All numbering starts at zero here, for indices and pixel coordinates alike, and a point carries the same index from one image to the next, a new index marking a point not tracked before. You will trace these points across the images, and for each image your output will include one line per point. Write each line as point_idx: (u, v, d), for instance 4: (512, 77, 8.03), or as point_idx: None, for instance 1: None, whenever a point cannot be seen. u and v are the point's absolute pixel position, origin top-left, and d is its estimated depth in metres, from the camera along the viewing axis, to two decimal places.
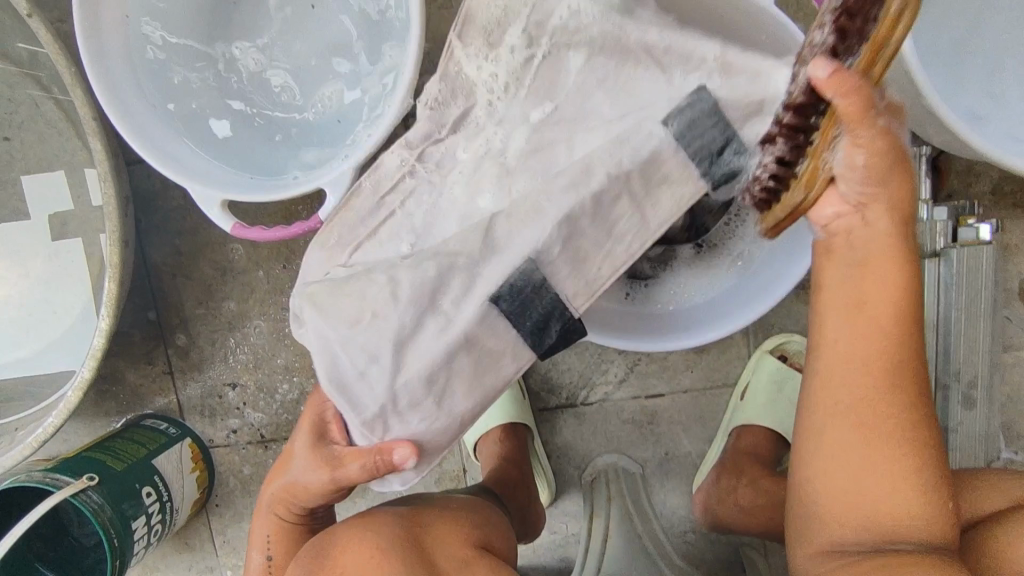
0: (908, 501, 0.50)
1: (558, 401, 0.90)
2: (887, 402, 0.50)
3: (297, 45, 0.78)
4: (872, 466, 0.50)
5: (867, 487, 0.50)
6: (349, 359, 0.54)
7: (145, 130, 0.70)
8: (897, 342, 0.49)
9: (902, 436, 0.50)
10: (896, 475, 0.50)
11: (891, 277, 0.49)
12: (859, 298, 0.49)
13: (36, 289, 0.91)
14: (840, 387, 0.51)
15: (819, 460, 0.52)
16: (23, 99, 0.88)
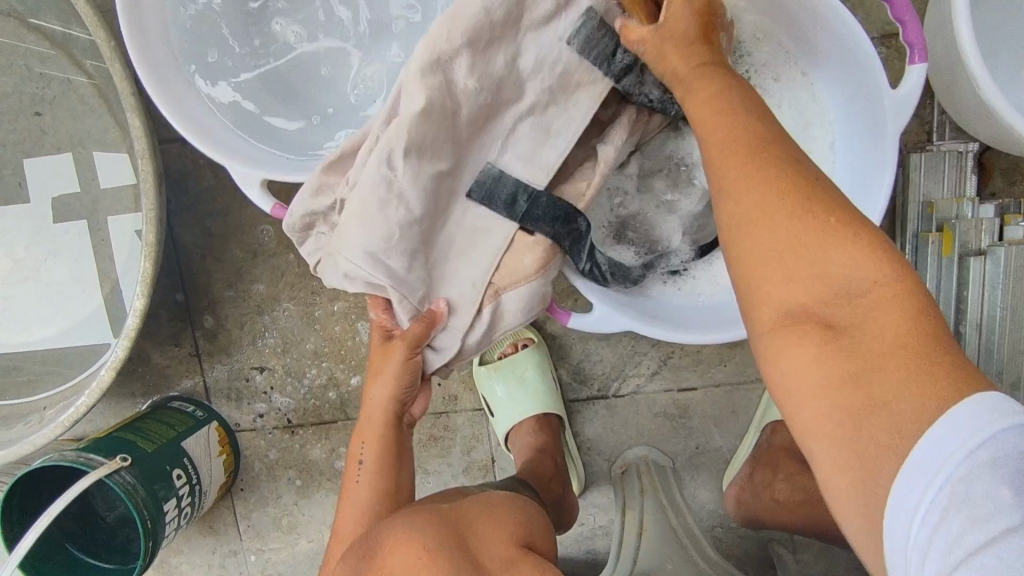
0: (869, 303, 0.41)
1: (590, 393, 0.90)
2: (771, 200, 0.44)
3: (336, 20, 0.76)
4: (819, 236, 0.42)
5: (832, 313, 0.42)
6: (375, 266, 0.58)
7: (183, 106, 0.69)
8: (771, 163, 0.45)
9: (811, 218, 0.43)
10: (856, 262, 0.41)
11: (790, 195, 0.44)
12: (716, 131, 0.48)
13: (64, 268, 0.90)
14: (764, 227, 0.44)
15: (765, 291, 0.44)
16: (54, 74, 0.86)
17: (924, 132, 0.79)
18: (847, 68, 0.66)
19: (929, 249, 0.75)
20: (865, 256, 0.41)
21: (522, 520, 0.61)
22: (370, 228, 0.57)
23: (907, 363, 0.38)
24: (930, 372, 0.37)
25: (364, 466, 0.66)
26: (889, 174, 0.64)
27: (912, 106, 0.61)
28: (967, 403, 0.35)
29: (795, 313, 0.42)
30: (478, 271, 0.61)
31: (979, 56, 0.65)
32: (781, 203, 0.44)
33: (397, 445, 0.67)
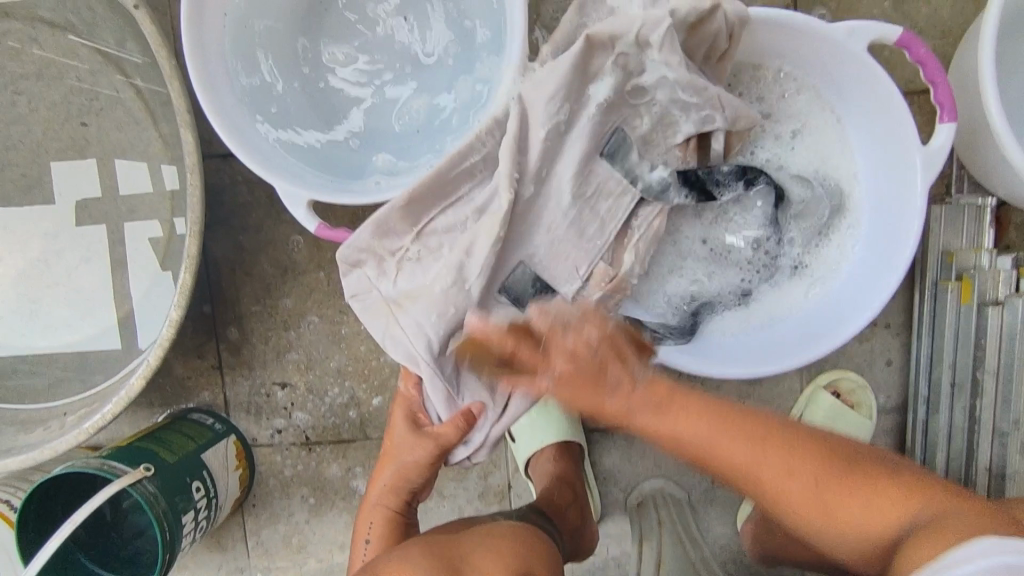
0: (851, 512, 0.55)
1: (610, 423, 0.90)
2: (712, 425, 0.58)
3: (387, 51, 0.79)
4: (750, 452, 0.58)
5: (839, 506, 0.56)
6: (434, 328, 0.67)
7: (236, 125, 0.72)
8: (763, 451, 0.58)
9: (817, 459, 0.57)
10: (796, 460, 0.57)
11: (629, 401, 0.57)
12: (758, 441, 0.58)
13: (95, 274, 0.91)
14: (702, 430, 0.58)
15: (795, 498, 0.57)
16: (104, 87, 0.89)
17: (944, 185, 0.83)
18: (879, 123, 0.72)
19: (949, 298, 0.79)
20: (797, 443, 0.58)
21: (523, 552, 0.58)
22: (426, 304, 0.66)
23: (954, 524, 0.50)
24: (968, 527, 0.48)
25: (373, 530, 0.71)
26: (920, 220, 0.69)
27: (942, 160, 0.68)
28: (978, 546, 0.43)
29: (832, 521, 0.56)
30: None
31: (1005, 118, 0.68)
32: (803, 467, 0.57)
33: (406, 523, 0.73)
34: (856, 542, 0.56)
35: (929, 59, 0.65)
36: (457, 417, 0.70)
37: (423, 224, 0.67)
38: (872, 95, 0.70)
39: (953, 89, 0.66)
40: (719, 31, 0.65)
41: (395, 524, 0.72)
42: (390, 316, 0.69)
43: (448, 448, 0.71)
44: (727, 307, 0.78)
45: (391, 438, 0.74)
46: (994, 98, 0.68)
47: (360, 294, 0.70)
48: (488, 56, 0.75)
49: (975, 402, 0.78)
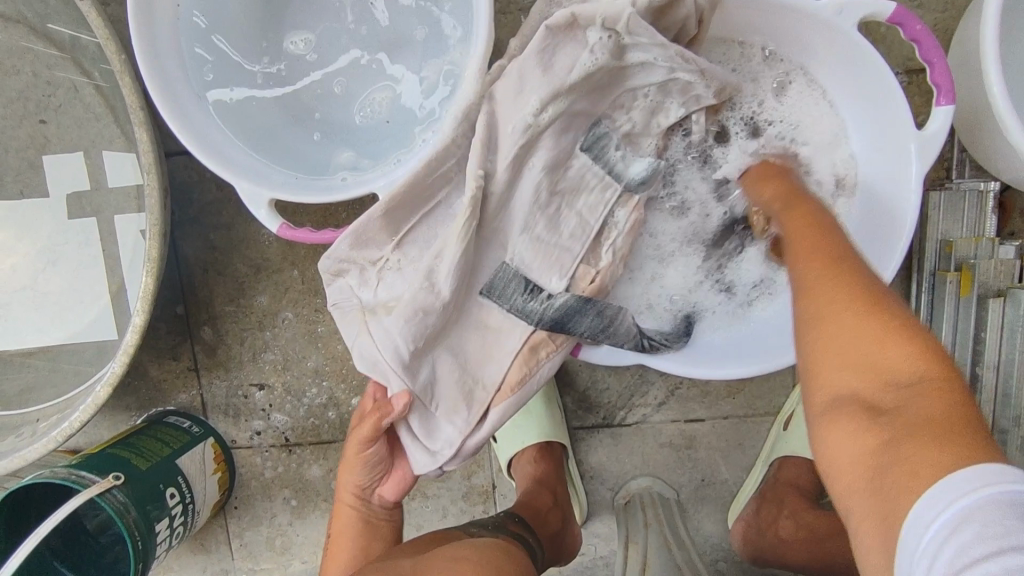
0: (924, 393, 0.42)
1: (595, 421, 0.88)
2: (822, 236, 0.55)
3: (350, 36, 0.74)
4: (877, 339, 0.45)
5: (903, 400, 0.42)
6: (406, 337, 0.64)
7: (192, 120, 0.68)
8: (855, 314, 0.46)
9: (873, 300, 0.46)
10: (901, 347, 0.44)
11: (811, 225, 0.56)
12: (809, 287, 0.50)
13: (62, 276, 0.88)
14: (828, 288, 0.48)
15: (833, 367, 0.46)
16: (62, 81, 0.85)
17: (944, 169, 0.78)
18: (872, 106, 0.68)
19: (947, 289, 0.74)
20: (916, 337, 0.44)
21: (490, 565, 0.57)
22: (397, 311, 0.64)
23: (942, 434, 0.39)
24: (947, 456, 0.38)
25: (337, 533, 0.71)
26: (915, 209, 0.65)
27: (939, 146, 0.63)
28: (963, 476, 0.36)
29: (845, 370, 0.45)
30: (491, 371, 0.68)
31: (1005, 98, 0.63)
32: (873, 317, 0.46)
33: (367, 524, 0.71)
34: (905, 381, 0.43)
35: (925, 38, 0.60)
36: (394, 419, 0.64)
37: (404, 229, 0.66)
38: (862, 78, 0.66)
39: (951, 69, 0.61)
40: (688, 16, 0.60)
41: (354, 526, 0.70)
42: (363, 324, 0.66)
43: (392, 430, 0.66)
44: (724, 304, 0.75)
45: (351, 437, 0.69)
46: (996, 76, 0.63)
47: (335, 301, 0.68)
48: (457, 40, 0.71)
49: (973, 397, 0.74)
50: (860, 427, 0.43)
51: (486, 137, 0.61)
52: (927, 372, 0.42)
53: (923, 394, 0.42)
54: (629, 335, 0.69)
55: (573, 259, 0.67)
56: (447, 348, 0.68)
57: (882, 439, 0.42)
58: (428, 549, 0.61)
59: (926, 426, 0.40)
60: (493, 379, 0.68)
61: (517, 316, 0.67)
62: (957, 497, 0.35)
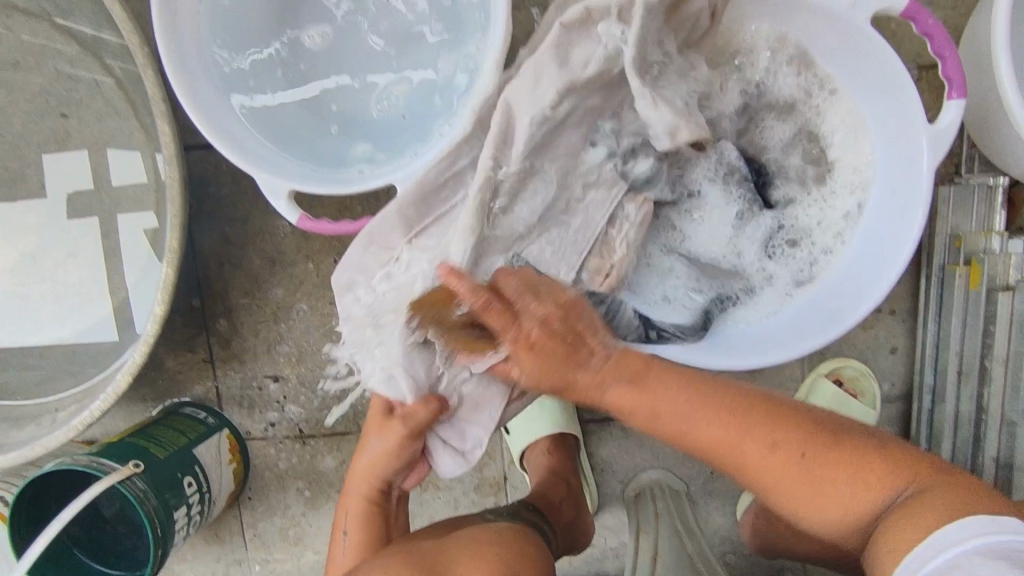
0: (876, 477, 0.47)
1: (606, 413, 0.89)
2: (666, 373, 0.54)
3: (368, 31, 0.76)
4: (787, 460, 0.49)
5: (842, 478, 0.48)
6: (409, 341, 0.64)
7: (214, 114, 0.70)
8: (733, 432, 0.51)
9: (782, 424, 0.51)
10: (831, 459, 0.49)
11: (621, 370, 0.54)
12: (638, 377, 0.54)
13: (81, 269, 0.89)
14: (670, 405, 0.53)
15: (797, 498, 0.49)
16: (83, 76, 0.86)
17: (953, 165, 0.80)
18: (883, 101, 0.69)
19: (957, 283, 0.76)
20: (835, 436, 0.50)
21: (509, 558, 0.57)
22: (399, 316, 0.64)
23: (930, 498, 0.44)
24: (945, 509, 0.43)
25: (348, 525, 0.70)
26: (926, 201, 0.66)
27: (949, 141, 0.64)
28: (968, 520, 0.41)
29: (804, 497, 0.49)
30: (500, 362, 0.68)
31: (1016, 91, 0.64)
32: (756, 429, 0.51)
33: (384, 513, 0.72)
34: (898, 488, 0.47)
35: (936, 31, 0.61)
36: (427, 406, 0.66)
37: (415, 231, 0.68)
38: (871, 76, 0.67)
39: (962, 63, 0.62)
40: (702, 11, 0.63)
41: (370, 515, 0.71)
42: (368, 334, 0.66)
43: (422, 433, 0.68)
44: (743, 297, 0.76)
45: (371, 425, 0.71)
46: (1007, 68, 0.64)
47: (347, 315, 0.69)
48: (474, 35, 0.72)
49: (983, 391, 0.74)
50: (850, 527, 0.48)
51: (503, 129, 0.62)
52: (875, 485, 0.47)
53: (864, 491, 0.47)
54: (635, 328, 0.71)
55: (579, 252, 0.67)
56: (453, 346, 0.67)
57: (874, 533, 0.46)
58: (444, 534, 0.62)
59: (923, 500, 0.44)
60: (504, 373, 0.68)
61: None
62: (945, 550, 0.41)
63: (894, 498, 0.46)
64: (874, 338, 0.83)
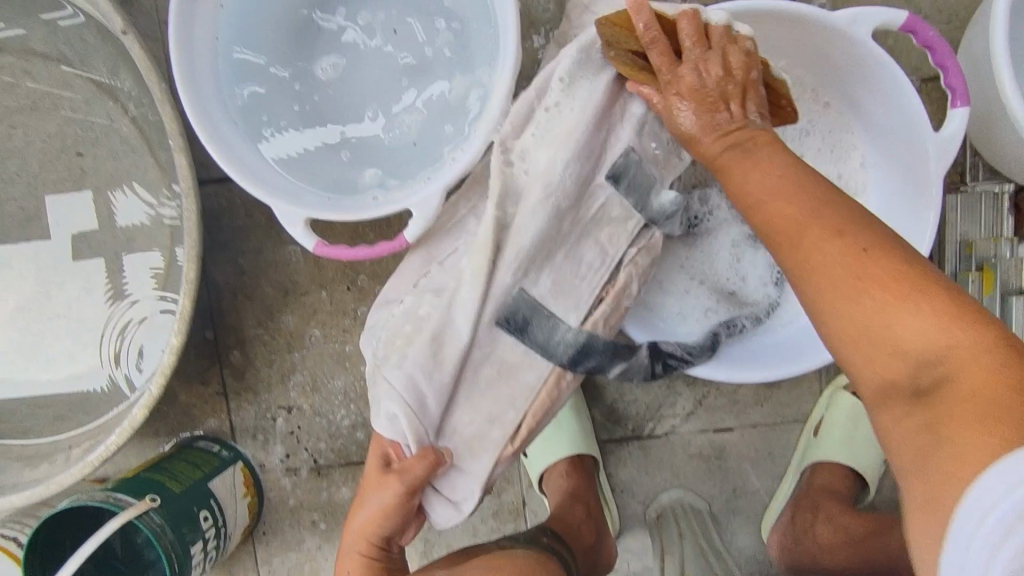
0: (941, 346, 0.43)
1: (624, 434, 0.88)
2: (822, 230, 0.49)
3: (379, 61, 0.77)
4: (883, 305, 0.46)
5: (909, 343, 0.44)
6: (423, 378, 0.66)
7: (229, 144, 0.71)
8: (836, 300, 0.48)
9: (859, 260, 0.47)
10: (905, 312, 0.45)
11: (848, 252, 0.48)
12: (793, 240, 0.51)
13: (96, 304, 0.90)
14: (832, 260, 0.48)
15: (841, 334, 0.48)
16: (99, 116, 0.88)
17: (958, 173, 0.79)
18: (886, 112, 0.70)
19: (971, 288, 0.76)
20: (905, 292, 0.45)
21: None
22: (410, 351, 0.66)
23: (972, 415, 0.40)
24: (985, 437, 0.39)
25: None
26: (938, 205, 0.66)
27: (955, 149, 0.65)
28: (1008, 462, 0.37)
29: (855, 343, 0.47)
30: (509, 410, 0.68)
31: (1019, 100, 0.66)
32: (848, 274, 0.47)
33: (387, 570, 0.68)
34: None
35: (937, 43, 0.63)
36: (428, 453, 0.66)
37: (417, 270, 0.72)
38: (873, 88, 0.69)
39: (963, 73, 0.64)
40: None
41: (372, 572, 0.67)
42: (377, 373, 0.68)
43: (419, 488, 0.66)
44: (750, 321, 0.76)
45: (367, 480, 0.69)
46: (1006, 76, 0.66)
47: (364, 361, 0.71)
48: (483, 62, 0.74)
49: None
50: (906, 416, 0.45)
51: None
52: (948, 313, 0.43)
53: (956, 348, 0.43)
54: (644, 369, 0.72)
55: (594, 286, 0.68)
56: (467, 386, 0.68)
57: (925, 418, 0.43)
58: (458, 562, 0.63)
59: (966, 409, 0.41)
60: (511, 419, 0.68)
61: (540, 356, 0.68)
62: (982, 486, 0.37)
63: (949, 395, 0.42)
64: None
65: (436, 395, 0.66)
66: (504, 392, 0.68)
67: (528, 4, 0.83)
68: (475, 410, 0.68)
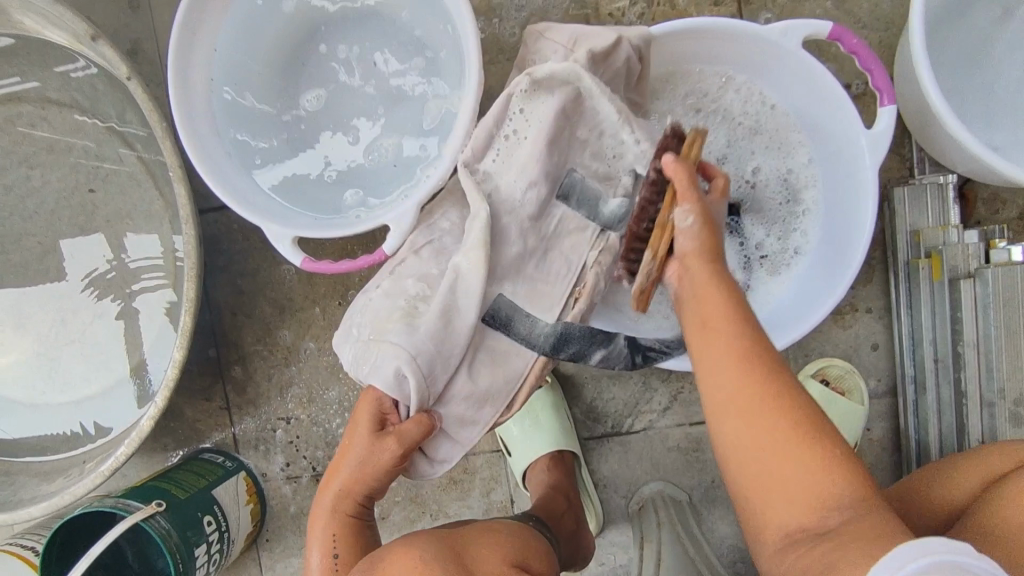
0: (821, 468, 0.48)
1: (604, 430, 0.92)
2: (722, 343, 0.53)
3: (358, 92, 0.85)
4: (768, 429, 0.50)
5: (790, 464, 0.49)
6: (425, 343, 0.68)
7: (224, 172, 0.78)
8: (733, 424, 0.51)
9: (776, 401, 0.50)
10: (791, 443, 0.49)
11: (737, 365, 0.52)
12: (703, 321, 0.54)
13: (108, 327, 0.97)
14: (722, 382, 0.52)
15: (735, 457, 0.51)
16: (108, 155, 0.96)
17: (905, 168, 0.85)
18: (825, 114, 0.75)
19: (921, 274, 0.80)
20: (796, 415, 0.50)
21: (518, 547, 0.61)
22: (410, 322, 0.69)
23: (860, 536, 0.45)
24: (868, 553, 0.44)
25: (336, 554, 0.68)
26: (875, 195, 0.70)
27: (887, 143, 0.69)
28: (897, 553, 0.42)
29: (754, 478, 0.50)
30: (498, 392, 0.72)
31: (942, 99, 0.70)
32: (741, 392, 0.51)
33: (365, 527, 0.71)
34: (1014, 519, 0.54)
35: (862, 49, 0.69)
36: (422, 415, 0.68)
37: (395, 267, 0.76)
38: (812, 93, 0.74)
39: (888, 75, 0.69)
40: (629, 57, 0.72)
41: (358, 529, 0.69)
42: (371, 345, 0.70)
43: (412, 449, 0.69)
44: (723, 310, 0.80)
45: (353, 437, 0.69)
46: (927, 78, 0.70)
47: (350, 356, 0.73)
48: (451, 88, 0.81)
49: (960, 376, 0.77)
50: (801, 546, 0.48)
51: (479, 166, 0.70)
52: (842, 461, 0.48)
53: (842, 491, 0.48)
54: (623, 356, 0.76)
55: (557, 286, 0.73)
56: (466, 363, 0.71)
57: (826, 551, 0.46)
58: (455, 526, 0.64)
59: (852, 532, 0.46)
60: (501, 396, 0.73)
61: (523, 346, 0.72)
62: None
63: (835, 518, 0.47)
64: (855, 336, 0.86)
65: (440, 363, 0.69)
66: (496, 373, 0.72)
67: (496, 34, 0.90)
68: (471, 393, 0.71)
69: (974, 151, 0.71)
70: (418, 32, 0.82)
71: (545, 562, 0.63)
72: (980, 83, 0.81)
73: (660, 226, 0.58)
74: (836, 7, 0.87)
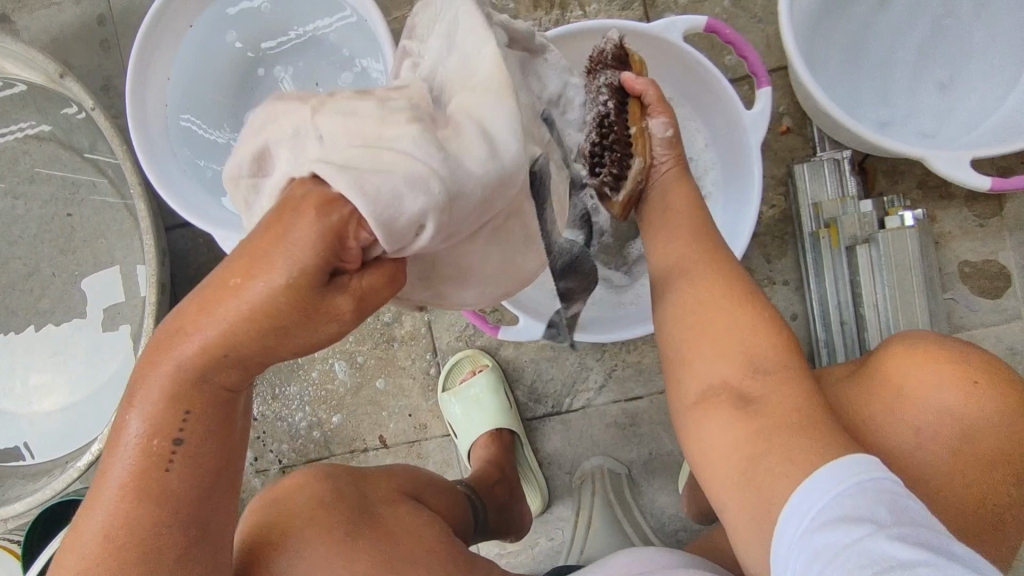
0: (778, 375, 0.55)
1: (545, 410, 0.97)
2: (696, 255, 0.61)
3: None
4: (732, 328, 0.57)
5: (743, 356, 0.56)
6: (349, 159, 0.35)
7: (181, 188, 0.88)
8: (703, 317, 0.58)
9: (744, 308, 0.57)
10: (756, 342, 0.56)
11: (706, 279, 0.60)
12: (669, 213, 0.64)
13: (87, 338, 1.05)
14: (696, 284, 0.59)
15: (692, 347, 0.58)
16: (83, 181, 1.06)
17: (810, 146, 0.90)
18: (713, 101, 0.81)
19: (823, 245, 0.85)
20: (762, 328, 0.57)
21: (411, 480, 0.67)
22: (343, 116, 0.38)
23: (790, 425, 0.52)
24: (806, 451, 0.50)
25: (176, 443, 0.41)
26: (757, 172, 0.75)
27: (764, 122, 0.75)
28: (839, 464, 0.48)
29: (706, 353, 0.57)
30: (489, 291, 0.51)
31: (808, 72, 0.74)
32: (717, 297, 0.58)
33: (231, 416, 0.43)
34: (936, 410, 0.57)
35: (734, 38, 0.74)
36: (388, 271, 0.39)
37: (322, 99, 0.40)
38: (700, 83, 0.81)
39: (761, 59, 0.75)
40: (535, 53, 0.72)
41: (212, 415, 0.41)
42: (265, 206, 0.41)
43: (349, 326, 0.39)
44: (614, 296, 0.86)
45: (233, 258, 0.37)
46: (792, 50, 0.74)
47: (243, 215, 0.44)
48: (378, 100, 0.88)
49: (863, 336, 0.82)
50: (731, 417, 0.54)
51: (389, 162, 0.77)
52: (798, 365, 0.55)
53: (781, 383, 0.54)
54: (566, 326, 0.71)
55: None
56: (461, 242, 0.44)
57: (757, 425, 0.53)
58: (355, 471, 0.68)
59: (785, 419, 0.52)
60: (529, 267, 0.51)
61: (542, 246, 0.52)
62: (823, 490, 0.47)
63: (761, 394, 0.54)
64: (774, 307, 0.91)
65: (386, 174, 0.34)
66: (495, 259, 0.47)
67: None
68: (464, 269, 0.46)
69: (838, 118, 0.74)
70: (345, 50, 0.92)
71: (439, 497, 0.69)
72: (872, 60, 0.84)
73: (636, 135, 0.62)
74: (733, 4, 0.92)
